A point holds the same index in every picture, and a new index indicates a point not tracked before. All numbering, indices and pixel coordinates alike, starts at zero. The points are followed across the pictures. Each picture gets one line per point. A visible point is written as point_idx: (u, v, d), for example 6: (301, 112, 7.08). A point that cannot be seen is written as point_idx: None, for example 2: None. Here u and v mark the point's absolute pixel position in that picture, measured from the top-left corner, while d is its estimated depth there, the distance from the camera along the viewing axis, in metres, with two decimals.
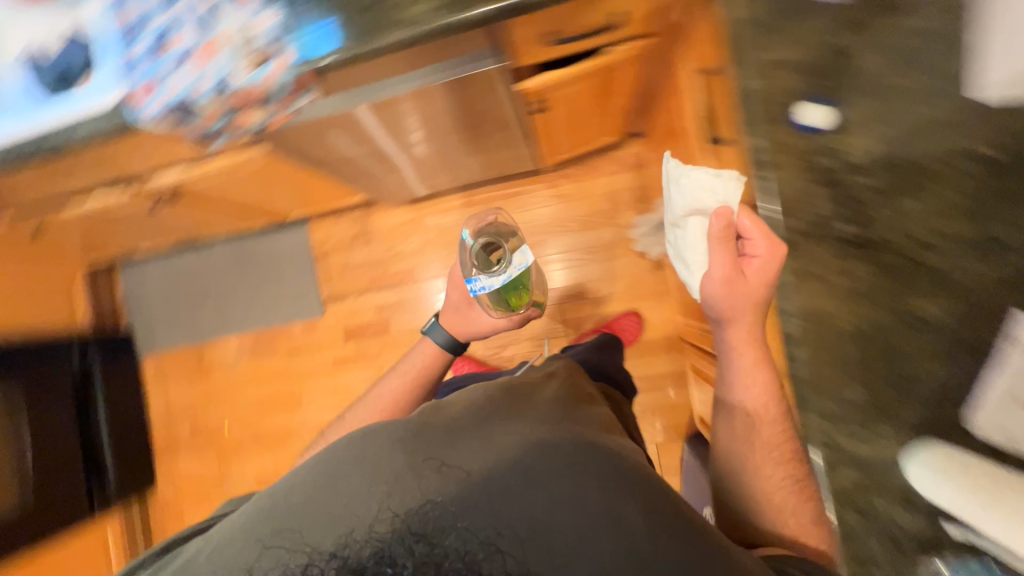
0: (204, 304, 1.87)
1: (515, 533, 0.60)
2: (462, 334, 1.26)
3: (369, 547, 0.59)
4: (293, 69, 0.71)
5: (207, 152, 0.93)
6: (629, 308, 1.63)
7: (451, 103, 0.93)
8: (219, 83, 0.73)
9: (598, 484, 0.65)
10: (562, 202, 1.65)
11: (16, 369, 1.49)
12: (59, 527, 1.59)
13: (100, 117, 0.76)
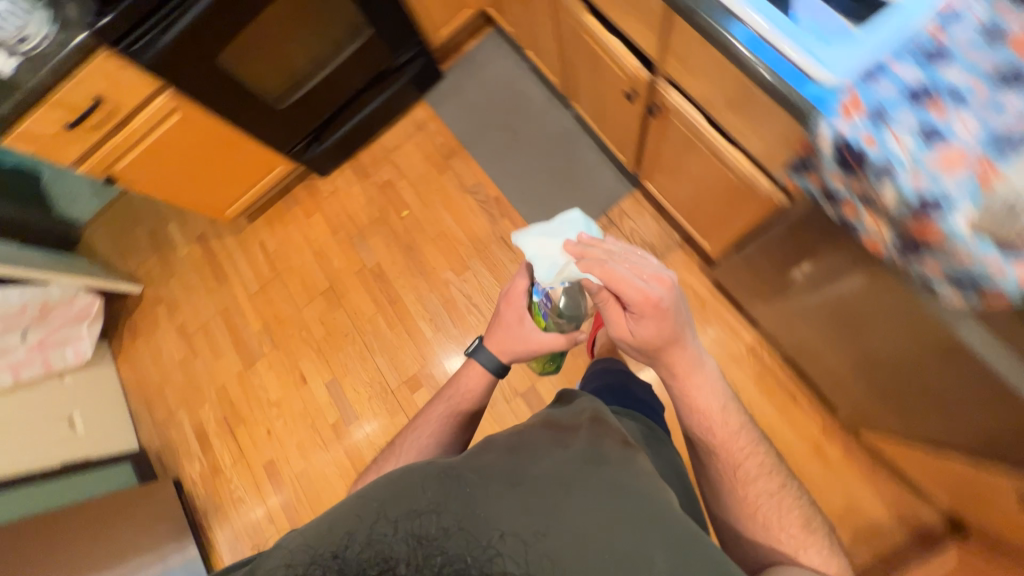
0: (500, 130, 1.80)
1: (520, 542, 0.51)
2: (510, 347, 1.06)
3: (370, 549, 0.50)
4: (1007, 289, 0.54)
5: (776, 170, 0.79)
6: None
7: (997, 406, 0.72)
8: (931, 199, 0.56)
9: (591, 497, 0.55)
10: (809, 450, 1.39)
11: (380, 18, 1.51)
12: (268, 141, 1.62)
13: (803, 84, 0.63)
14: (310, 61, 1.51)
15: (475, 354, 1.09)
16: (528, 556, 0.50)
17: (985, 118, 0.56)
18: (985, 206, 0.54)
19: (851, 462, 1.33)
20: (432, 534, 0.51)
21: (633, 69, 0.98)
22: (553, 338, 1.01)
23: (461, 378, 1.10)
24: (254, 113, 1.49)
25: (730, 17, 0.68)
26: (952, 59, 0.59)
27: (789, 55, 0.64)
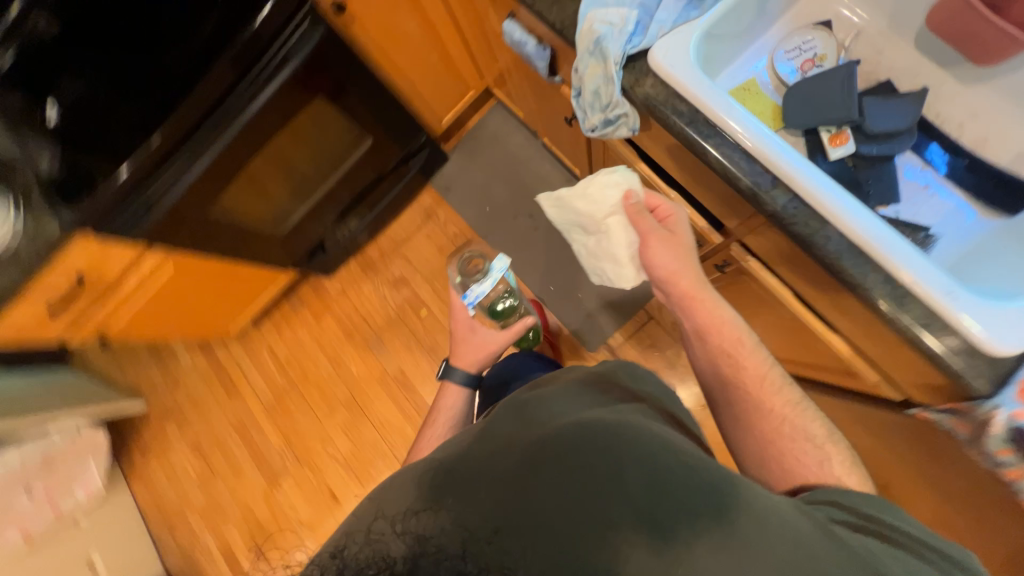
0: (518, 217, 1.66)
1: (507, 514, 0.50)
2: (477, 357, 1.03)
3: (368, 549, 0.50)
4: None
5: (896, 381, 0.69)
6: None
7: None
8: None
9: (586, 459, 0.52)
10: None
11: (382, 127, 1.36)
12: (268, 262, 1.48)
13: (971, 349, 0.52)
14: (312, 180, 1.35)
15: (447, 374, 1.04)
16: (525, 542, 0.48)
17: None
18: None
19: None
20: (424, 537, 0.50)
21: (704, 228, 0.86)
22: (501, 337, 1.04)
23: (443, 397, 1.04)
24: (254, 244, 1.34)
25: (862, 259, 0.56)
26: None
27: (954, 320, 0.52)
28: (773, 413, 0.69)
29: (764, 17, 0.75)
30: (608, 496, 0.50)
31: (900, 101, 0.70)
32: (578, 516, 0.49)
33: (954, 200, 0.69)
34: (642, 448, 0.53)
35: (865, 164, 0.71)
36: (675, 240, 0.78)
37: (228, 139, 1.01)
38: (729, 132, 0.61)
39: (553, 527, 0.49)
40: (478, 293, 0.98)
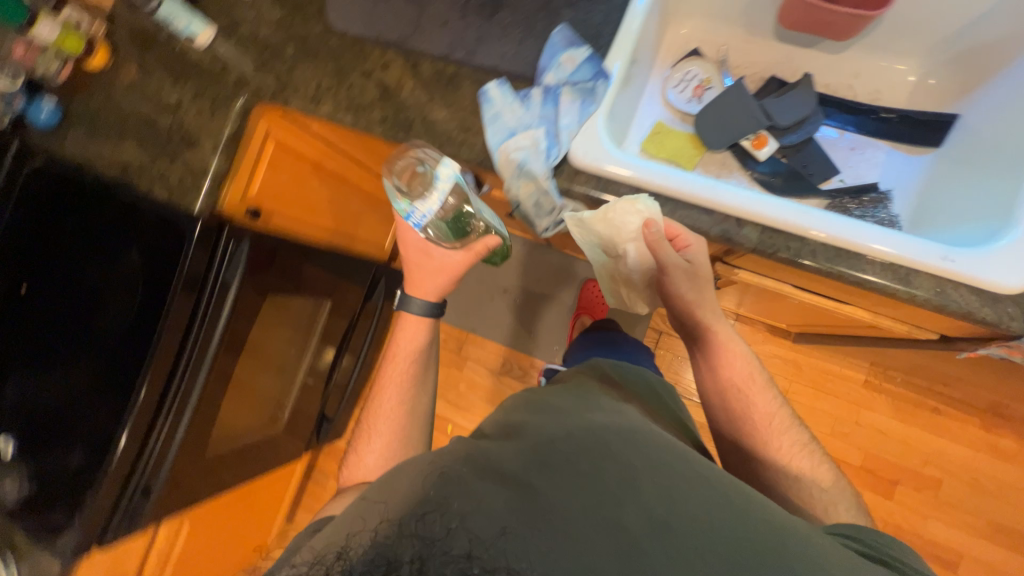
0: (494, 297, 1.64)
1: (519, 532, 0.46)
2: (434, 286, 0.84)
3: (376, 555, 0.44)
4: None
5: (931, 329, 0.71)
6: None
7: None
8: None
9: (601, 459, 0.52)
10: (987, 454, 1.30)
11: (341, 284, 1.33)
12: (278, 461, 1.38)
13: (992, 294, 0.54)
14: (301, 366, 1.30)
15: (405, 303, 0.85)
16: (544, 537, 0.45)
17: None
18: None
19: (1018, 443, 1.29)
20: (439, 535, 0.45)
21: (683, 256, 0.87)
22: (459, 261, 0.83)
23: (399, 334, 0.85)
24: (260, 453, 1.25)
25: (851, 256, 0.58)
26: None
27: (962, 277, 0.54)
28: (777, 453, 0.68)
29: (645, 69, 0.80)
30: (626, 491, 0.49)
31: (793, 90, 0.77)
32: (594, 511, 0.47)
33: (883, 149, 0.76)
34: (653, 449, 0.55)
35: (792, 151, 0.77)
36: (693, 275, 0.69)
37: (204, 375, 0.94)
38: (677, 197, 0.64)
39: (577, 527, 0.46)
40: (426, 215, 0.66)
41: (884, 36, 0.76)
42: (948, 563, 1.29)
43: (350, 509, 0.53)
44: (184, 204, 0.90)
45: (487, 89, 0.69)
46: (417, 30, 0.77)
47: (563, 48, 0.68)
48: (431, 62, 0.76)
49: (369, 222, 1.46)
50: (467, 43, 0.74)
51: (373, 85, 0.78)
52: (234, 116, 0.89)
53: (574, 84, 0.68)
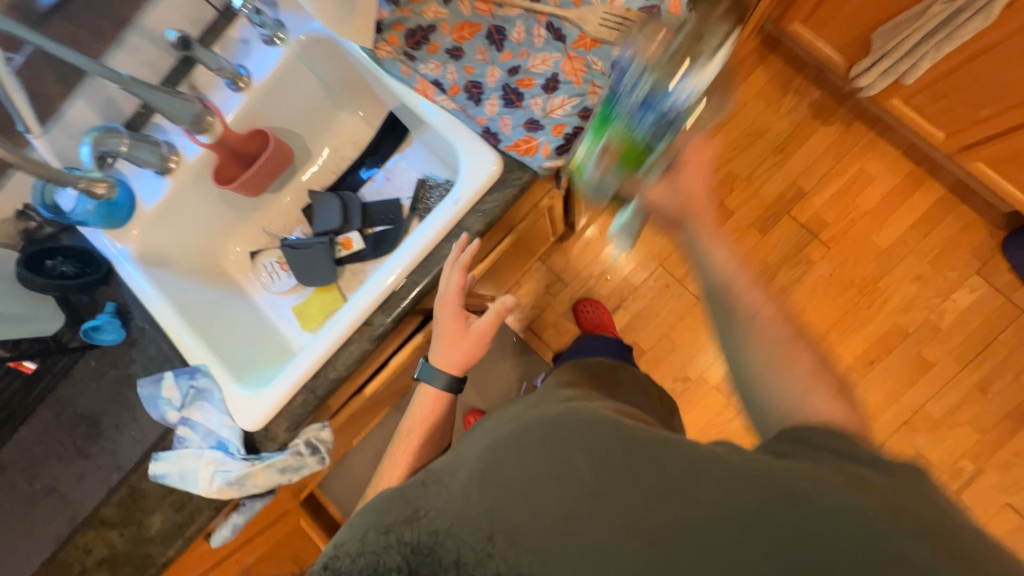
0: None
1: (505, 533, 0.43)
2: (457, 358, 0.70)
3: (361, 562, 0.47)
4: None
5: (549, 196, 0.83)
6: (853, 174, 1.47)
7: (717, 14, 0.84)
8: (612, 73, 0.65)
9: (550, 440, 0.47)
10: (722, 128, 1.53)
11: None
12: None
13: (494, 184, 0.67)
14: None
15: (425, 375, 0.71)
16: (518, 551, 0.42)
17: (531, 47, 0.68)
18: (619, 38, 0.65)
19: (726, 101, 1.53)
20: (426, 545, 0.46)
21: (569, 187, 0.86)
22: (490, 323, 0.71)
23: (416, 401, 0.71)
24: None
25: (430, 259, 0.69)
26: (476, 79, 0.68)
27: (472, 200, 0.67)
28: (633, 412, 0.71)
29: (240, 304, 0.88)
30: (587, 437, 0.46)
31: (319, 203, 0.89)
32: (552, 501, 0.43)
33: (399, 159, 0.90)
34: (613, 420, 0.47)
35: (369, 220, 0.89)
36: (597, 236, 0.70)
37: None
38: (326, 360, 0.70)
39: (536, 521, 0.43)
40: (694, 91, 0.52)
41: (310, 125, 0.88)
42: (796, 196, 1.49)
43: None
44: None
45: (154, 472, 0.70)
46: (73, 503, 0.75)
47: (156, 389, 0.71)
48: (107, 505, 0.74)
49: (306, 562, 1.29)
50: (113, 464, 0.74)
51: (99, 569, 0.74)
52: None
53: (187, 402, 0.72)
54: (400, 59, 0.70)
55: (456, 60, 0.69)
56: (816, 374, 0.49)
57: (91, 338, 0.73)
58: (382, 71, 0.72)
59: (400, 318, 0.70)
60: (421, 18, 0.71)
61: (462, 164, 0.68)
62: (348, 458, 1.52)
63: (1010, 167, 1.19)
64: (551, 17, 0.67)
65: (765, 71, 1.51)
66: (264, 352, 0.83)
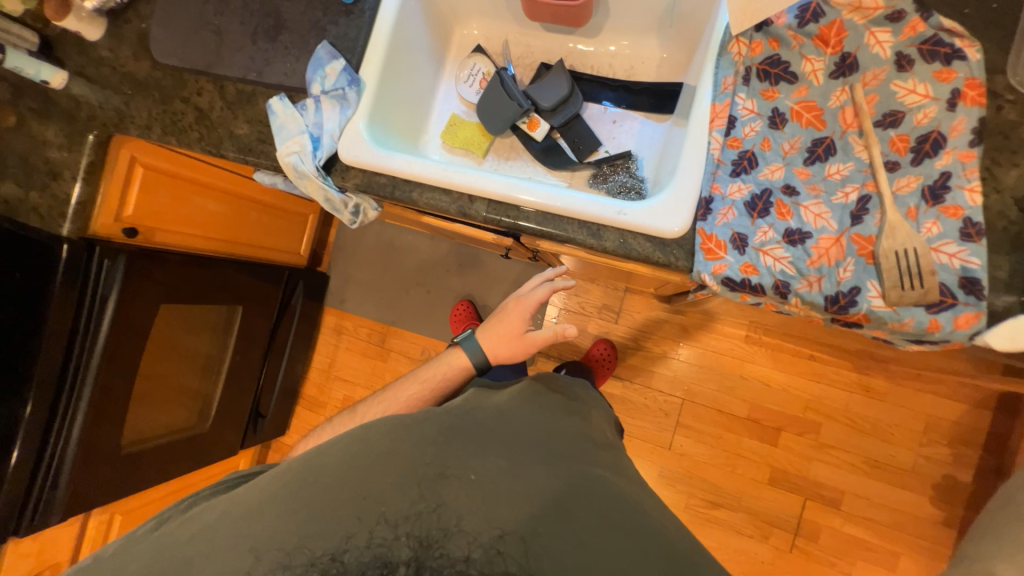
0: (408, 291, 1.63)
1: (518, 534, 0.51)
2: (503, 350, 0.80)
3: (370, 553, 0.49)
4: (942, 336, 0.55)
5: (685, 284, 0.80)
6: (889, 548, 1.30)
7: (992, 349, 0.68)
8: (847, 290, 0.56)
9: (556, 488, 0.56)
10: (865, 397, 1.32)
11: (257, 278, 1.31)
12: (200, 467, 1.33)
13: (655, 237, 0.63)
14: (202, 365, 1.23)
15: (465, 343, 0.81)
16: (528, 551, 0.50)
17: (827, 193, 0.58)
18: (892, 279, 0.54)
19: (901, 387, 1.31)
20: (437, 538, 0.50)
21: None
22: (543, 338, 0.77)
23: (446, 362, 0.82)
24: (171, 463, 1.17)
25: (555, 218, 0.68)
26: (757, 156, 0.60)
27: (629, 227, 0.64)
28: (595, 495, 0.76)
29: (428, 70, 0.90)
30: (597, 504, 0.55)
31: (553, 72, 0.84)
32: (552, 542, 0.51)
33: (638, 121, 0.84)
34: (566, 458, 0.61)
35: (564, 129, 0.86)
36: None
37: (90, 402, 0.93)
38: (423, 182, 0.74)
39: (541, 526, 0.52)
40: None
41: (621, 17, 0.82)
42: (831, 502, 1.33)
43: (232, 515, 0.52)
44: (54, 230, 0.91)
45: (269, 104, 0.78)
46: (215, 54, 0.85)
47: (325, 60, 0.77)
48: (232, 84, 0.84)
49: (278, 238, 1.43)
50: (257, 65, 0.82)
51: (190, 110, 0.85)
52: (88, 147, 0.90)
53: (329, 93, 0.76)
54: (737, 69, 0.62)
55: (769, 125, 0.61)
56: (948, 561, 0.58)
57: None
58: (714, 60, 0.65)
59: (488, 221, 0.72)
60: (797, 61, 0.61)
61: (659, 195, 0.63)
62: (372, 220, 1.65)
63: None
64: (876, 194, 0.57)
65: (959, 411, 1.27)
66: (406, 117, 0.87)
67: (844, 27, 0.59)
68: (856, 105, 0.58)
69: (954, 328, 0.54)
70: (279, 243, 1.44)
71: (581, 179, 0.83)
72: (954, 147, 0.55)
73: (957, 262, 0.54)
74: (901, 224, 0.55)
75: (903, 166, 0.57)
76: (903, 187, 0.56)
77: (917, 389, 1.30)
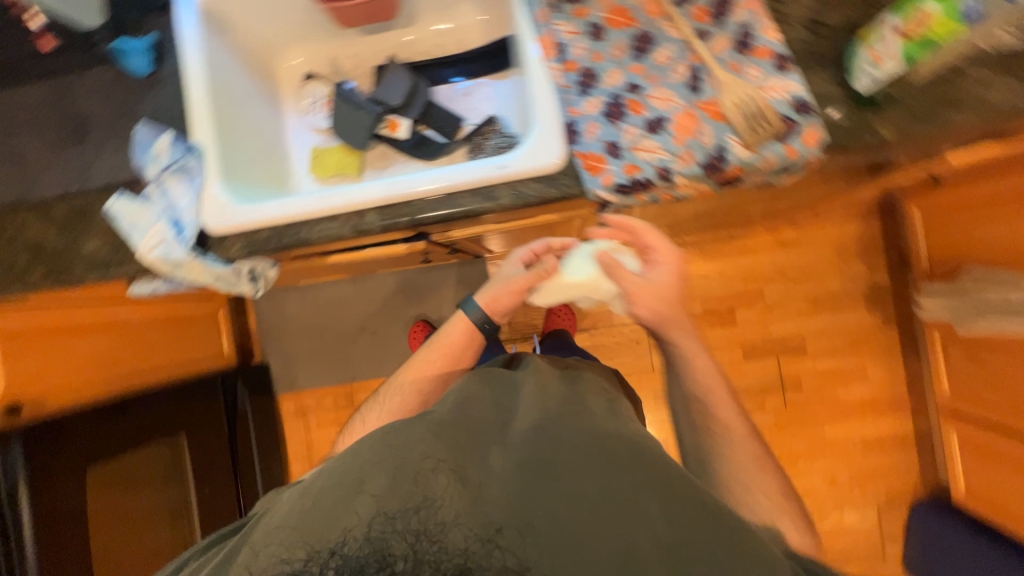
0: (354, 341, 1.56)
1: (518, 526, 0.48)
2: (501, 301, 0.81)
3: (368, 548, 0.47)
4: (805, 156, 0.61)
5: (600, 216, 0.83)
6: (856, 364, 1.45)
7: (848, 160, 0.78)
8: (715, 153, 0.62)
9: (572, 465, 0.52)
10: (784, 250, 1.47)
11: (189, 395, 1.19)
12: None
13: (540, 175, 0.65)
14: (166, 510, 1.10)
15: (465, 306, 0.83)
16: (527, 541, 0.47)
17: (664, 78, 0.63)
18: (744, 127, 0.60)
19: (808, 228, 1.46)
20: (432, 533, 0.47)
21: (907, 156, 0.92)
22: (528, 279, 0.80)
23: (449, 328, 0.82)
24: None
25: (445, 198, 0.68)
26: (595, 70, 0.64)
27: (515, 177, 0.66)
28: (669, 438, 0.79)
29: (268, 115, 0.87)
30: (615, 467, 0.52)
31: (390, 71, 0.85)
32: (563, 521, 0.48)
33: (487, 85, 0.86)
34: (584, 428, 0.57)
35: (425, 119, 0.86)
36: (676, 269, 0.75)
37: None
38: (307, 218, 0.71)
39: (542, 513, 0.49)
40: None
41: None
42: (798, 350, 1.46)
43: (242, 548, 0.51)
44: None
45: (110, 207, 0.70)
46: (22, 183, 0.75)
47: (150, 139, 0.72)
48: (56, 205, 0.74)
49: (192, 347, 1.28)
50: (77, 175, 0.73)
51: (18, 250, 0.74)
52: None
53: (170, 168, 0.71)
54: (545, 2, 0.66)
55: (592, 40, 0.65)
56: (771, 493, 0.69)
57: (119, 58, 0.74)
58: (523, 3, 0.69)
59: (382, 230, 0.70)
60: None
61: (528, 138, 0.66)
62: (287, 289, 1.56)
63: (975, 452, 1.21)
64: (702, 63, 0.63)
65: (857, 227, 1.44)
66: (265, 166, 0.83)
67: None
68: None
69: (806, 148, 0.61)
70: (196, 351, 1.30)
71: (461, 157, 0.84)
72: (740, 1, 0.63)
73: (789, 90, 0.61)
74: (730, 78, 0.61)
75: (711, 31, 0.63)
76: (719, 49, 0.63)
77: (820, 224, 1.46)
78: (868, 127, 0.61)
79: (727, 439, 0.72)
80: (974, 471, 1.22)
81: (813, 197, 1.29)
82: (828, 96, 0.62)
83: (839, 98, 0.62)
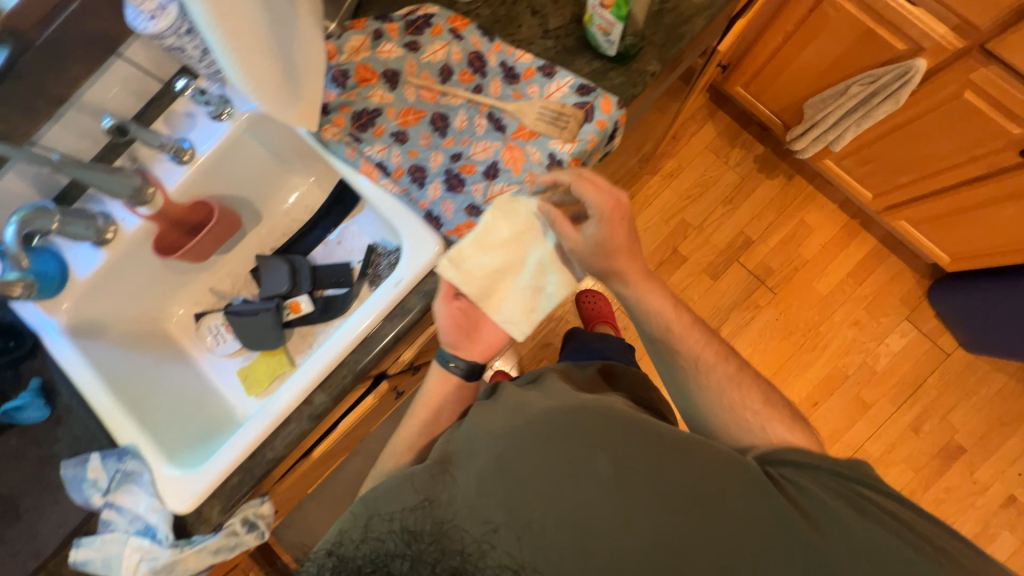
0: None
1: (513, 526, 0.48)
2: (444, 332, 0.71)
3: (365, 547, 0.48)
4: (614, 121, 0.69)
5: None
6: (796, 222, 1.55)
7: (653, 97, 0.88)
8: (550, 162, 0.69)
9: (574, 440, 0.53)
10: (675, 178, 1.59)
11: None
12: None
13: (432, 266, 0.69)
14: None
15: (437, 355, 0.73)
16: (525, 539, 0.47)
17: (473, 135, 0.71)
18: (554, 133, 0.68)
19: (678, 151, 1.60)
20: (429, 534, 0.48)
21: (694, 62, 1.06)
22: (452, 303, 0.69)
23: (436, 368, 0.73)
24: None
25: (370, 337, 0.70)
26: (418, 164, 0.71)
27: (412, 279, 0.69)
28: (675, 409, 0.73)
29: (180, 372, 0.87)
30: (601, 432, 0.54)
31: (268, 264, 0.89)
32: (562, 501, 0.49)
33: (352, 224, 0.91)
34: (581, 403, 0.58)
35: (319, 284, 0.89)
36: (615, 218, 0.61)
37: None
38: (261, 441, 0.69)
39: (537, 510, 0.49)
40: None
41: (257, 191, 0.89)
42: (746, 242, 1.54)
43: None
44: None
45: (75, 560, 0.65)
46: None
47: (80, 471, 0.69)
48: None
49: None
50: (28, 552, 0.68)
51: None
52: None
53: (113, 485, 0.69)
54: (347, 142, 0.73)
55: (400, 143, 0.72)
56: (764, 406, 0.66)
57: (12, 418, 0.71)
58: (330, 152, 0.75)
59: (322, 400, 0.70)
60: (367, 102, 0.73)
61: (405, 245, 0.71)
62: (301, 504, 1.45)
63: (926, 226, 1.29)
64: (492, 108, 0.71)
65: (712, 127, 1.60)
66: (201, 420, 0.82)
67: (365, 64, 0.73)
68: (423, 86, 0.72)
69: (608, 114, 0.69)
70: None
71: (367, 293, 0.87)
72: (488, 50, 0.72)
73: (567, 87, 0.70)
74: (519, 106, 0.70)
75: (482, 83, 0.72)
76: (497, 91, 0.71)
77: (685, 142, 1.60)
78: (640, 74, 0.70)
79: (728, 364, 0.70)
80: (942, 240, 1.30)
81: (663, 129, 1.44)
82: (599, 71, 0.71)
83: (605, 67, 0.71)
